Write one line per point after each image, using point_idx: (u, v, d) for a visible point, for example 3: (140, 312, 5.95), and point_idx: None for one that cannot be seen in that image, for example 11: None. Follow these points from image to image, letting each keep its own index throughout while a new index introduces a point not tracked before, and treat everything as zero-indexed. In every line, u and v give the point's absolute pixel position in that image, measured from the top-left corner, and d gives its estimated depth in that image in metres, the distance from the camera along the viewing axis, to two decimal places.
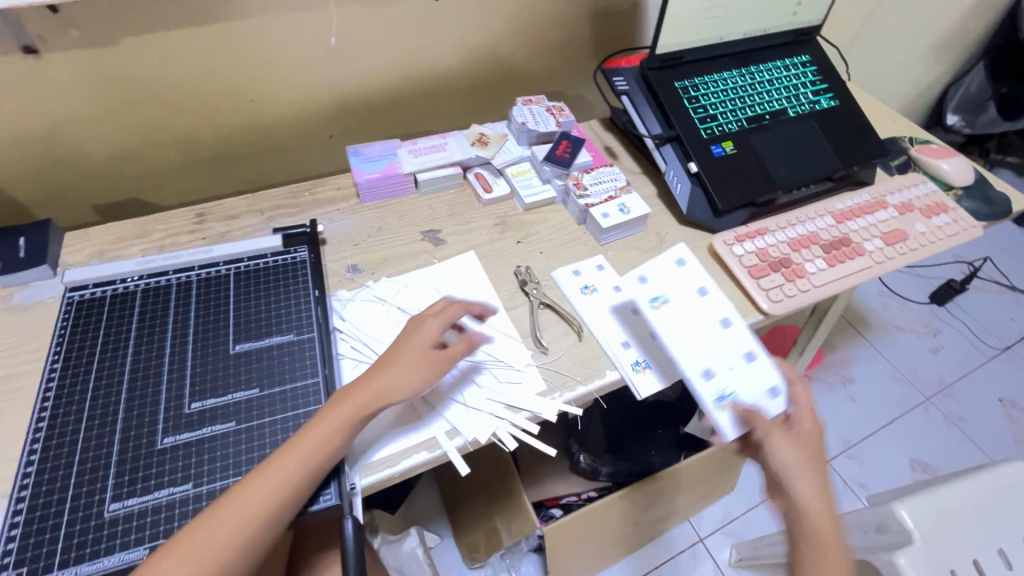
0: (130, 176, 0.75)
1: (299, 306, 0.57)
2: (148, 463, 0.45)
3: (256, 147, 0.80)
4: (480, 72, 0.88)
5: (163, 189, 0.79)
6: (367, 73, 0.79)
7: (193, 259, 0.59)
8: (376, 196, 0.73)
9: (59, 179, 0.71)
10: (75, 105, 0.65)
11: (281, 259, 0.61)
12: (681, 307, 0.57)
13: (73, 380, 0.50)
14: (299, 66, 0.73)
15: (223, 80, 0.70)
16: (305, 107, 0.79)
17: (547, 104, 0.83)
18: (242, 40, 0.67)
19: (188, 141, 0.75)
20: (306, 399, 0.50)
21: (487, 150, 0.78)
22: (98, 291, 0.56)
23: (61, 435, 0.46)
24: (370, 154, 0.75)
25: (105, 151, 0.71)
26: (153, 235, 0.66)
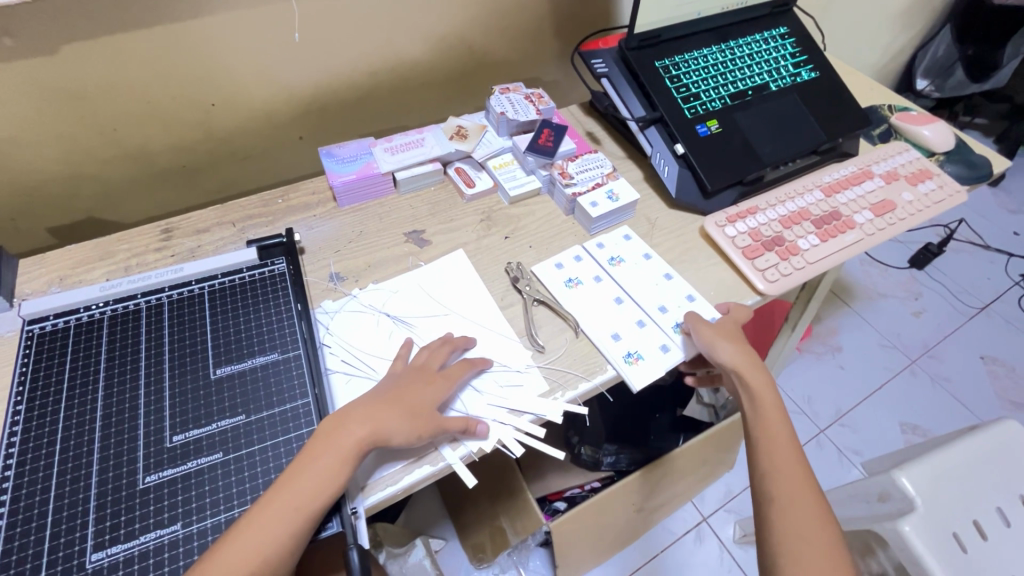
0: (87, 194, 0.70)
1: (282, 321, 0.54)
2: (131, 505, 0.42)
3: (221, 154, 0.76)
4: (452, 62, 0.85)
5: (125, 206, 0.74)
6: (334, 69, 0.75)
7: (163, 280, 0.55)
8: (354, 198, 0.70)
9: (7, 202, 0.66)
10: (17, 121, 0.60)
11: (258, 273, 0.57)
12: (633, 266, 0.66)
13: (40, 421, 0.46)
14: (261, 65, 0.69)
15: (179, 85, 0.66)
16: (270, 109, 0.74)
17: (528, 92, 0.80)
18: (196, 40, 0.63)
19: (147, 152, 0.70)
20: (298, 422, 0.47)
21: (466, 143, 0.75)
22: (60, 322, 0.52)
23: (32, 483, 0.43)
24: (343, 155, 0.71)
25: (57, 168, 0.66)
26: (116, 256, 0.62)
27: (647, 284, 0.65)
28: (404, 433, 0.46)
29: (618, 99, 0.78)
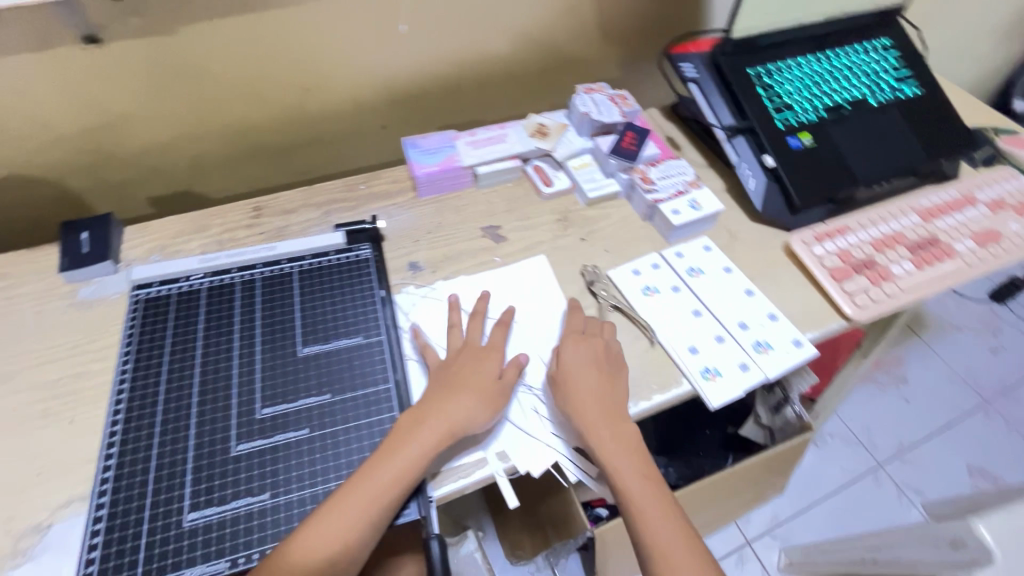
0: (185, 168, 0.74)
1: (365, 305, 0.55)
2: (224, 471, 0.44)
3: (308, 137, 0.78)
4: (535, 59, 0.84)
5: (217, 182, 0.78)
6: (421, 60, 0.76)
7: (257, 256, 0.57)
8: (434, 188, 0.70)
9: (116, 171, 0.71)
10: (134, 96, 0.64)
11: (344, 258, 0.59)
12: (712, 279, 0.64)
13: (144, 383, 0.49)
14: (354, 54, 0.70)
15: (278, 70, 0.68)
16: (357, 96, 0.76)
17: (612, 93, 0.79)
18: (299, 26, 0.65)
19: (242, 132, 0.73)
20: (380, 407, 0.48)
21: (547, 141, 0.74)
22: (164, 289, 0.55)
23: (136, 440, 0.46)
24: (427, 146, 0.72)
25: (162, 143, 0.70)
26: (211, 229, 0.64)
27: (728, 299, 0.63)
28: (477, 418, 0.47)
29: (707, 106, 0.76)
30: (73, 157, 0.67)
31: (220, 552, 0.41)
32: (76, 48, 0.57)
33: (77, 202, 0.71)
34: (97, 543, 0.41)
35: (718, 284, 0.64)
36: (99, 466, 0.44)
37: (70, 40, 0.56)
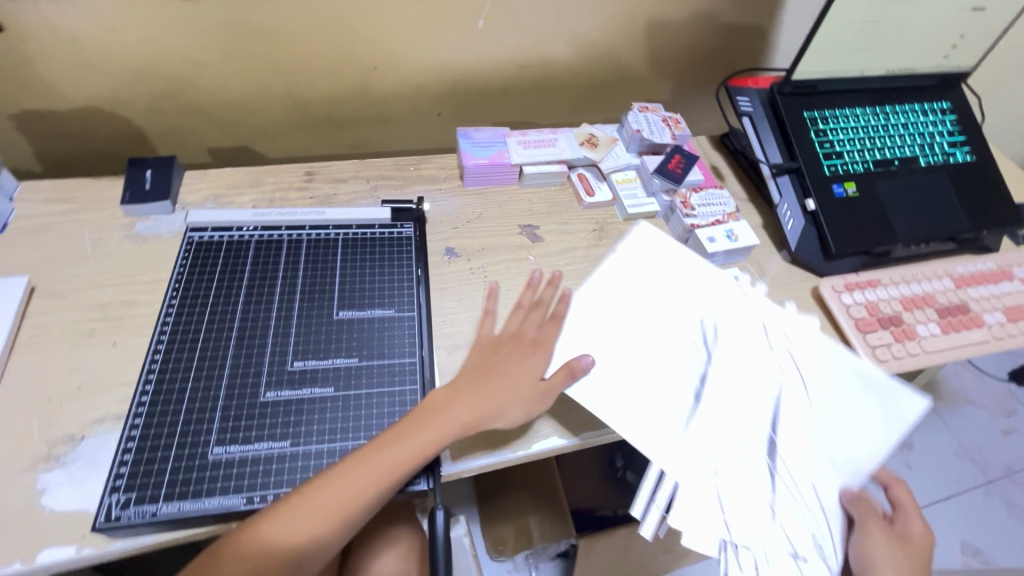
0: (247, 124, 0.77)
1: (403, 281, 0.58)
2: (251, 414, 0.46)
3: (366, 113, 0.81)
4: (597, 71, 0.86)
5: (275, 141, 0.81)
6: (485, 56, 0.78)
7: (307, 219, 0.60)
8: (480, 180, 0.72)
9: (184, 117, 0.74)
10: (215, 49, 0.67)
11: (387, 232, 0.62)
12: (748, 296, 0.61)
13: (186, 320, 0.51)
14: (423, 40, 0.73)
15: (352, 44, 0.71)
16: (419, 81, 0.78)
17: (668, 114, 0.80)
18: (381, 2, 0.67)
19: (307, 97, 0.76)
20: (403, 377, 0.51)
21: (595, 152, 0.76)
22: (215, 236, 0.58)
23: (173, 373, 0.48)
24: (479, 139, 0.74)
25: (232, 97, 0.73)
26: (264, 186, 0.67)
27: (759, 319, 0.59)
28: (513, 415, 0.49)
29: (756, 137, 0.76)
30: (148, 97, 0.70)
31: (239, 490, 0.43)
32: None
33: (143, 141, 0.75)
34: (126, 461, 0.44)
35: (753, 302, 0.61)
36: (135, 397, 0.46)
37: None
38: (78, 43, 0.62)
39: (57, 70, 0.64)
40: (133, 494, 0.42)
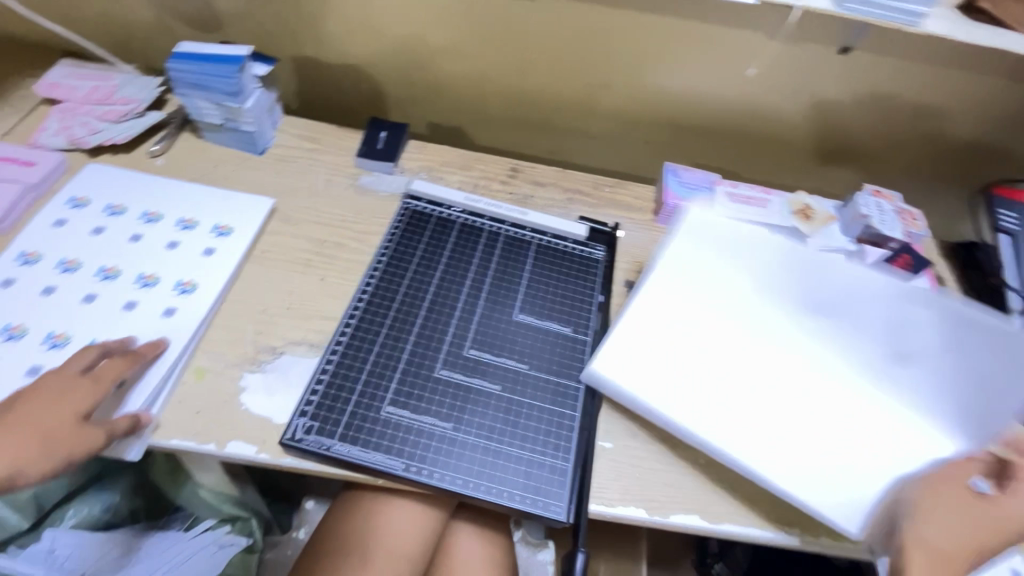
0: (424, 81, 0.91)
1: (586, 299, 0.68)
2: (425, 385, 0.57)
3: (550, 102, 0.92)
4: (705, 110, 0.90)
5: (412, 87, 0.92)
6: (696, 84, 0.86)
7: (506, 215, 0.73)
8: (673, 218, 0.83)
9: (379, 62, 0.88)
10: (409, 22, 0.82)
11: (582, 252, 0.72)
12: (163, 261, 0.65)
13: (366, 313, 0.62)
14: (641, 60, 0.83)
15: (532, 34, 0.82)
16: (609, 79, 0.87)
17: (745, 186, 0.86)
18: (417, 58, 0.87)
19: (484, 83, 0.90)
20: (567, 394, 0.60)
21: (808, 224, 0.83)
22: (430, 207, 0.73)
23: (358, 346, 0.60)
24: (687, 179, 0.85)
25: (402, 45, 0.86)
26: (321, 135, 0.83)
27: (173, 293, 0.63)
28: None
29: (748, 204, 0.83)
30: (355, 45, 0.86)
31: (400, 454, 0.53)
32: None
33: (326, 72, 0.91)
34: (307, 410, 0.55)
35: (156, 252, 0.66)
36: (325, 356, 0.59)
37: None
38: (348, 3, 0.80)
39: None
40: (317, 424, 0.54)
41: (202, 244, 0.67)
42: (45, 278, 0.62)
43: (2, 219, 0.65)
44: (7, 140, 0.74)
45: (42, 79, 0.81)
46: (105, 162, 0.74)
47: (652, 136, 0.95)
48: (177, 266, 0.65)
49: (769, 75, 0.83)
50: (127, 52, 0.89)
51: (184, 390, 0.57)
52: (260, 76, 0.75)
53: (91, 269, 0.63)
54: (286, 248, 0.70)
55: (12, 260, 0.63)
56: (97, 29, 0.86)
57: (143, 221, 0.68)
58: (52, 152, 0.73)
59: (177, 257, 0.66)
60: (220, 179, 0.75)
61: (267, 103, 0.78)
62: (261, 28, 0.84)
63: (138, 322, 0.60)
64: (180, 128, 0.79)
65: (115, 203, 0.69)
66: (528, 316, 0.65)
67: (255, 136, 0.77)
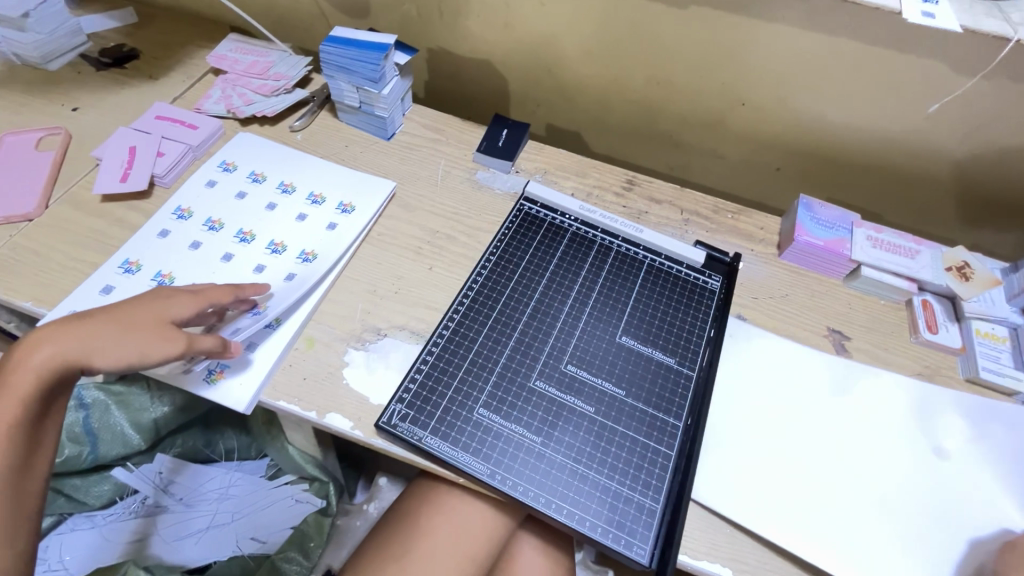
0: (551, 83, 0.90)
1: (693, 332, 0.63)
2: (519, 394, 0.57)
3: (677, 117, 0.87)
4: (854, 141, 0.81)
5: (537, 87, 0.91)
6: (846, 114, 0.78)
7: (621, 229, 0.70)
8: (800, 256, 0.77)
9: (510, 59, 0.89)
10: (546, 23, 0.81)
11: (696, 279, 0.68)
12: (292, 231, 0.70)
13: (471, 310, 0.63)
14: (789, 83, 0.77)
15: (672, 46, 0.78)
16: (748, 98, 0.81)
17: (892, 231, 0.76)
18: (549, 59, 0.86)
19: (611, 91, 0.87)
20: (664, 430, 0.56)
21: (964, 285, 0.72)
22: (543, 211, 0.72)
23: (459, 342, 0.60)
24: (823, 216, 0.77)
25: (536, 46, 0.85)
26: (446, 125, 0.85)
27: (296, 262, 0.67)
28: None
29: (893, 253, 0.74)
30: (489, 41, 0.87)
31: (486, 460, 0.53)
32: None
33: (457, 64, 0.92)
34: (404, 398, 0.56)
35: (286, 223, 0.70)
36: (425, 346, 0.60)
37: None
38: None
39: None
40: (412, 414, 0.55)
41: (327, 219, 0.71)
42: (193, 233, 0.68)
43: (166, 175, 0.72)
44: (177, 103, 0.83)
45: (211, 51, 0.90)
46: (254, 132, 0.80)
47: (786, 162, 0.88)
48: (303, 237, 0.69)
49: (946, 110, 0.73)
50: (283, 31, 0.96)
51: (295, 356, 0.60)
52: (400, 64, 0.77)
53: (232, 230, 0.69)
54: (401, 233, 0.72)
55: (169, 214, 0.69)
56: (262, 8, 0.93)
57: (279, 191, 0.73)
58: (213, 118, 0.80)
59: (304, 229, 0.70)
60: (350, 159, 0.79)
61: (402, 90, 0.80)
62: (406, 18, 0.87)
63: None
64: (321, 107, 0.84)
65: (257, 172, 0.75)
66: (631, 340, 0.62)
67: (387, 121, 0.80)
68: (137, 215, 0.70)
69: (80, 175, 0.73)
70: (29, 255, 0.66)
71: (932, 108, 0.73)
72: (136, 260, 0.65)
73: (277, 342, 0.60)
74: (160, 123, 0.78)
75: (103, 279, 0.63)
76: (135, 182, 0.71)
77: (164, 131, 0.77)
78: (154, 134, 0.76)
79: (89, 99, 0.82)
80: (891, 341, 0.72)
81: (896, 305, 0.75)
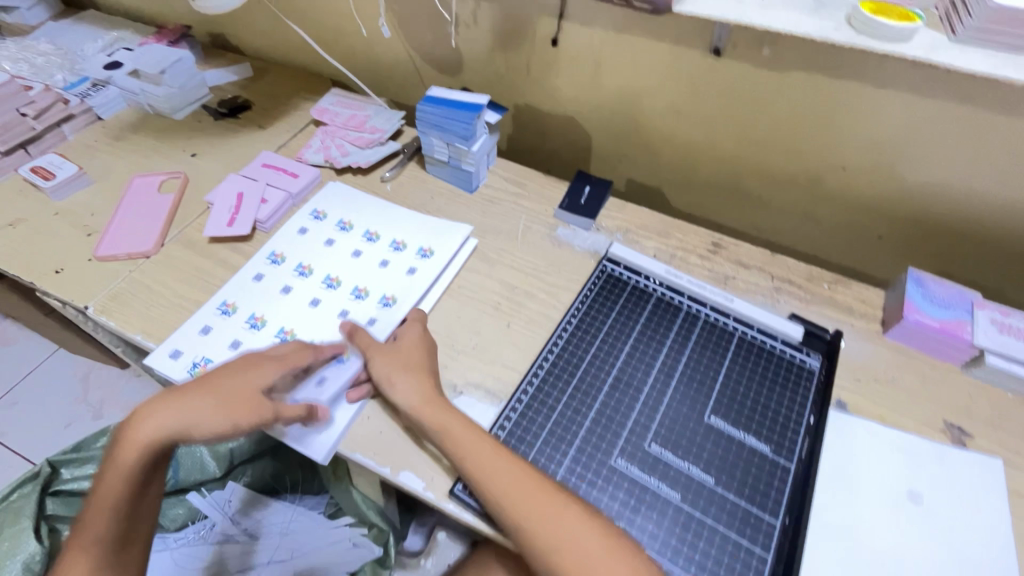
0: (634, 140, 0.89)
1: (790, 416, 0.58)
2: (599, 471, 0.54)
3: (767, 178, 0.84)
4: (972, 212, 0.74)
5: (620, 144, 0.91)
6: (963, 182, 0.72)
7: (709, 298, 0.67)
8: (909, 336, 0.70)
9: (595, 117, 0.89)
10: (634, 83, 0.81)
11: (793, 357, 0.63)
12: (375, 282, 0.71)
13: (552, 373, 0.61)
14: (894, 149, 0.72)
15: (765, 108, 0.75)
16: (847, 162, 0.76)
17: (1021, 316, 0.68)
18: (634, 117, 0.86)
19: (696, 150, 0.86)
20: (758, 528, 0.52)
21: None
22: (627, 273, 0.70)
23: (539, 408, 0.59)
24: (935, 293, 0.70)
25: (622, 104, 0.85)
26: (529, 179, 0.86)
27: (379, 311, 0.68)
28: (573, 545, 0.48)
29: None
30: (576, 99, 0.88)
31: None
32: (643, 20, 0.74)
33: (541, 119, 0.94)
34: None
35: (371, 273, 0.72)
36: (503, 410, 0.59)
37: (637, 15, 0.73)
38: (580, 60, 0.82)
39: (554, 55, 0.84)
40: None
41: (407, 265, 0.73)
42: (288, 278, 0.71)
43: (267, 220, 0.77)
44: (282, 151, 0.89)
45: (315, 103, 0.97)
46: (347, 182, 0.85)
47: (890, 230, 0.82)
48: (382, 282, 0.71)
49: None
50: (379, 85, 1.02)
51: (373, 408, 0.61)
52: (490, 123, 0.79)
53: (319, 276, 0.72)
54: (480, 288, 0.72)
55: (267, 259, 0.73)
56: (363, 65, 1.00)
57: (367, 241, 0.76)
58: (312, 167, 0.85)
59: (385, 275, 0.72)
60: (436, 210, 0.81)
61: (489, 146, 0.82)
62: (496, 76, 0.90)
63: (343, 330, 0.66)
64: (411, 158, 0.87)
65: (348, 221, 0.78)
66: (734, 429, 0.57)
67: (472, 175, 0.82)
68: (239, 256, 0.74)
69: (193, 217, 0.79)
70: (144, 289, 0.71)
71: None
72: (235, 302, 0.69)
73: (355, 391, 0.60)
74: (266, 171, 0.84)
75: (205, 319, 0.67)
76: (240, 226, 0.76)
77: (269, 179, 0.82)
78: (260, 181, 0.82)
79: (207, 146, 0.90)
80: (1022, 443, 0.63)
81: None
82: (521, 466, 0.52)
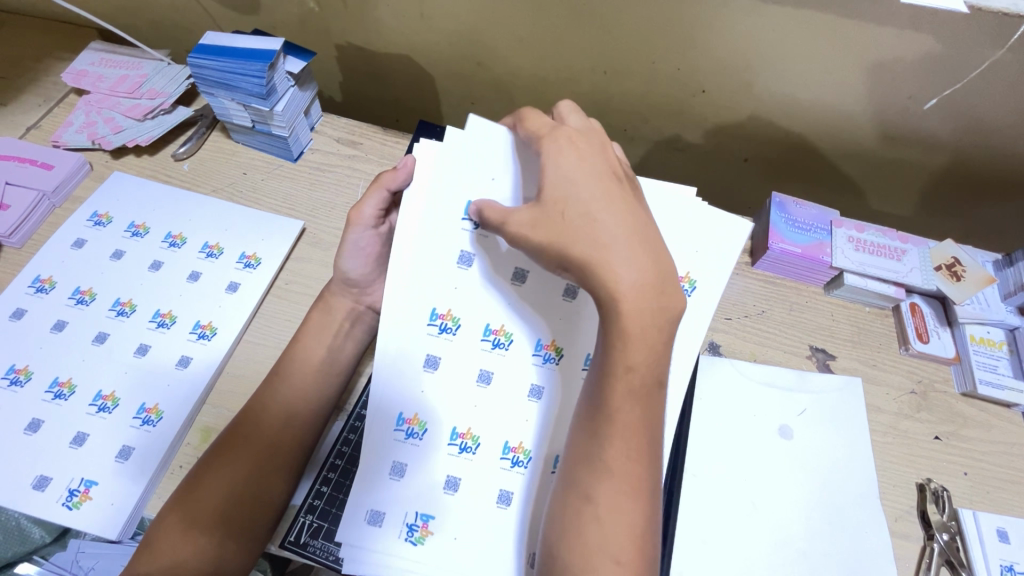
0: (483, 73, 0.78)
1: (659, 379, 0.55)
2: None
3: (629, 107, 0.77)
4: (826, 125, 0.72)
5: (469, 77, 0.79)
6: (818, 96, 0.68)
7: None
8: (773, 266, 0.68)
9: (431, 50, 0.76)
10: (464, 9, 0.68)
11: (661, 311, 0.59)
12: (173, 299, 0.57)
13: None
14: (748, 67, 0.66)
15: (613, 29, 0.66)
16: (705, 84, 0.70)
17: (875, 229, 0.67)
18: (474, 48, 0.74)
19: (551, 82, 0.76)
20: None
21: (957, 287, 0.63)
22: None
23: None
24: (798, 218, 0.67)
25: (457, 32, 0.72)
26: (361, 134, 0.72)
27: (180, 335, 0.55)
28: (607, 535, 0.38)
29: (879, 256, 0.65)
30: (403, 31, 0.74)
31: None
32: None
33: (372, 60, 0.80)
34: (315, 506, 0.48)
35: (167, 287, 0.58)
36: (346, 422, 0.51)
37: None
38: None
39: None
40: (325, 525, 0.47)
41: (489, 313, 0.50)
42: (56, 311, 0.55)
43: (11, 234, 0.59)
44: (33, 135, 0.69)
45: (70, 64, 0.74)
46: (129, 168, 0.67)
47: (752, 151, 0.79)
48: (516, 365, 0.49)
49: (937, 101, 0.64)
50: (164, 33, 0.81)
51: (186, 456, 0.49)
52: (295, 74, 0.63)
53: (422, 314, 0.50)
54: (312, 280, 0.60)
55: (25, 287, 0.57)
56: (131, 9, 0.78)
57: (165, 245, 0.60)
58: (76, 152, 0.66)
59: (501, 364, 0.49)
60: (251, 190, 0.67)
61: (303, 103, 0.67)
62: (302, 9, 0.73)
63: (485, 470, 0.46)
64: (212, 127, 0.71)
65: (137, 223, 0.61)
66: None
67: (289, 141, 0.67)
68: None
69: None
70: None
71: (925, 103, 0.64)
72: None
73: (454, 534, 0.45)
74: (5, 165, 0.64)
75: None
76: None
77: (10, 175, 0.63)
78: None
79: None
80: (877, 355, 0.64)
81: (882, 311, 0.67)
82: (634, 435, 0.40)
